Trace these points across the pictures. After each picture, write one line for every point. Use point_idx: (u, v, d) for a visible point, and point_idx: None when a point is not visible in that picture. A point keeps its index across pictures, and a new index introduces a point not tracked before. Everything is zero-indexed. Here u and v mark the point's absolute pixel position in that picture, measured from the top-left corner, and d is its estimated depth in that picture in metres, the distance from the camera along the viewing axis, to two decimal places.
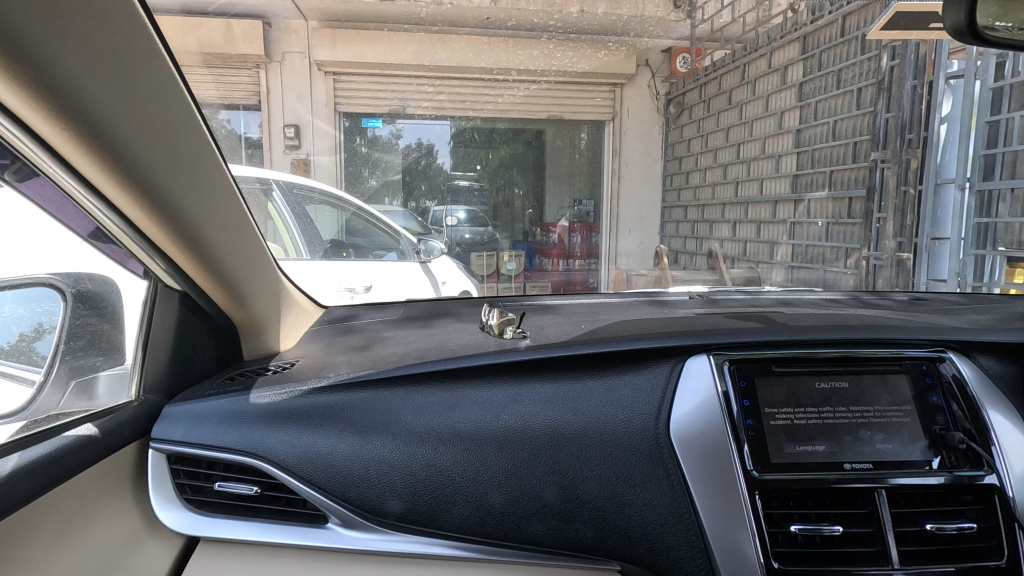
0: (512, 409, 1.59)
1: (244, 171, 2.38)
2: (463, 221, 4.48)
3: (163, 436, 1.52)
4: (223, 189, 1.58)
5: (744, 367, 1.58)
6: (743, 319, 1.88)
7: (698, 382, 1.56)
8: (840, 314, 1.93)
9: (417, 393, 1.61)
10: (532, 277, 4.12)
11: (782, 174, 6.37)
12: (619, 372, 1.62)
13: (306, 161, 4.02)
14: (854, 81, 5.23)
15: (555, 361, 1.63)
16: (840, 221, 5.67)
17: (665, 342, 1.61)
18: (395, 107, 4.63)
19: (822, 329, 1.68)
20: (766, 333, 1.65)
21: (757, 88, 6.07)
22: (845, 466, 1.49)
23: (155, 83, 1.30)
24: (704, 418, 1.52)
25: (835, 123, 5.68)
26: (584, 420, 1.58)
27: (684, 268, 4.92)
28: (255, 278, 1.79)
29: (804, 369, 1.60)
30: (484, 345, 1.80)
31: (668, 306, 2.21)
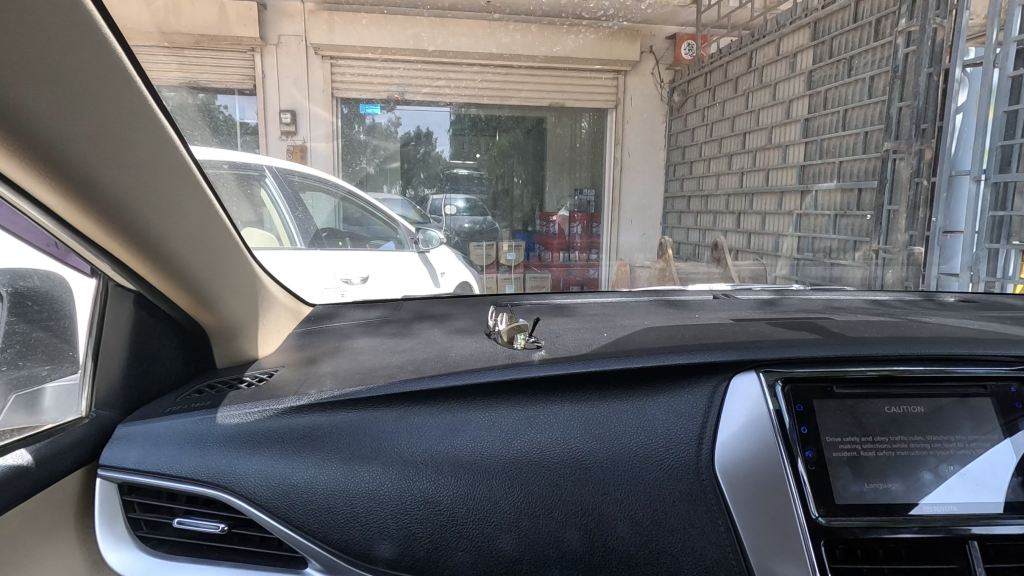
0: (527, 434, 1.48)
1: (214, 152, 2.13)
2: (462, 210, 4.32)
3: (112, 462, 1.42)
4: (189, 197, 1.50)
5: (798, 391, 1.45)
6: (763, 329, 1.75)
7: (749, 399, 1.44)
8: (880, 323, 1.80)
9: (416, 414, 1.51)
10: (532, 268, 4.03)
11: (789, 165, 6.09)
12: (650, 391, 1.52)
13: (303, 147, 3.81)
14: (866, 68, 5.22)
15: (574, 379, 1.53)
16: (846, 213, 5.43)
17: (702, 355, 1.51)
18: (394, 93, 4.27)
19: (851, 343, 1.55)
20: (794, 348, 1.52)
21: (763, 77, 5.86)
22: (925, 511, 1.36)
23: (100, 81, 1.21)
24: (744, 441, 1.40)
25: (846, 112, 5.56)
26: (605, 445, 1.47)
27: (689, 260, 4.83)
28: (224, 280, 1.69)
29: (870, 392, 1.48)
30: (488, 358, 1.67)
31: (689, 309, 2.09)
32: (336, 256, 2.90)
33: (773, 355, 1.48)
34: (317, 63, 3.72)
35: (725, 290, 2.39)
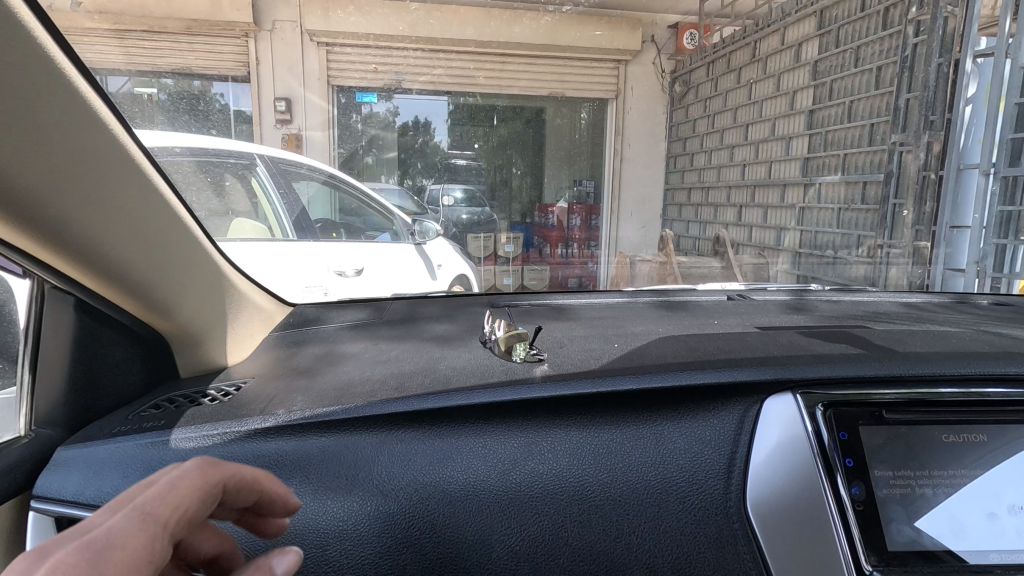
0: (533, 460, 1.31)
1: (171, 135, 2.02)
2: (460, 200, 4.25)
3: (48, 491, 1.21)
4: (151, 205, 1.36)
5: (840, 415, 1.24)
6: (787, 343, 1.57)
7: (780, 423, 1.26)
8: (918, 334, 1.64)
9: (405, 438, 1.33)
10: (530, 260, 3.93)
11: (793, 157, 5.91)
12: (667, 413, 1.35)
13: (299, 136, 3.76)
14: (873, 58, 5.06)
15: (585, 399, 1.36)
16: (851, 206, 5.34)
17: (723, 374, 1.35)
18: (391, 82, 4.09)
19: (885, 359, 1.37)
20: (823, 365, 1.34)
21: (767, 66, 5.90)
22: (995, 561, 1.16)
23: (26, 79, 1.02)
24: (776, 471, 1.22)
25: (851, 104, 5.31)
26: (621, 471, 1.30)
27: (689, 253, 4.75)
28: (183, 287, 1.50)
29: (923, 416, 1.26)
30: (482, 374, 1.48)
31: (703, 316, 1.93)
32: (325, 249, 2.74)
33: (795, 373, 1.31)
34: (314, 50, 3.55)
35: (739, 291, 2.27)
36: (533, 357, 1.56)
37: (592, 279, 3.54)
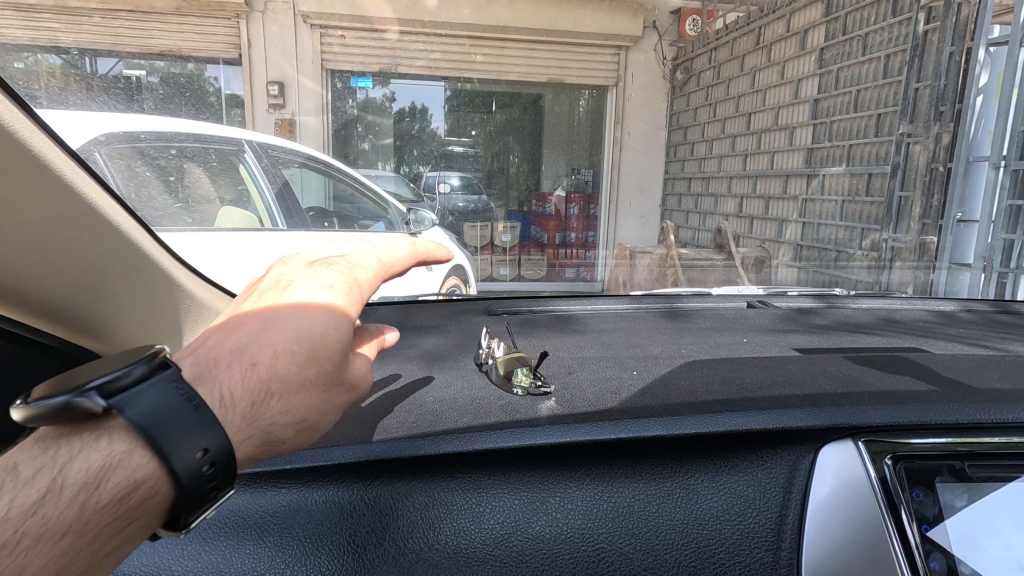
0: (536, 522, 1.05)
1: (130, 120, 1.91)
2: (456, 188, 4.29)
3: None
4: (89, 226, 1.29)
5: (913, 472, 1.01)
6: (832, 374, 1.36)
7: (839, 473, 1.03)
8: (972, 362, 1.44)
9: (370, 494, 1.08)
10: (527, 251, 3.81)
11: (794, 147, 5.80)
12: (696, 464, 1.12)
13: (291, 121, 3.69)
14: (881, 46, 4.87)
15: (598, 444, 1.12)
16: (856, 198, 5.18)
17: (767, 417, 1.14)
18: (387, 67, 3.75)
19: (947, 401, 1.16)
20: (892, 407, 1.13)
21: (772, 53, 5.79)
22: None
23: None
24: (833, 536, 0.97)
25: (858, 93, 5.11)
26: (646, 537, 1.04)
27: (687, 245, 4.64)
28: (116, 305, 1.41)
29: (1010, 466, 1.03)
30: (477, 413, 1.24)
31: (722, 331, 1.75)
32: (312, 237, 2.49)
33: (857, 419, 1.10)
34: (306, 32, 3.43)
35: (758, 296, 2.10)
36: (536, 386, 1.33)
37: (594, 273, 3.42)
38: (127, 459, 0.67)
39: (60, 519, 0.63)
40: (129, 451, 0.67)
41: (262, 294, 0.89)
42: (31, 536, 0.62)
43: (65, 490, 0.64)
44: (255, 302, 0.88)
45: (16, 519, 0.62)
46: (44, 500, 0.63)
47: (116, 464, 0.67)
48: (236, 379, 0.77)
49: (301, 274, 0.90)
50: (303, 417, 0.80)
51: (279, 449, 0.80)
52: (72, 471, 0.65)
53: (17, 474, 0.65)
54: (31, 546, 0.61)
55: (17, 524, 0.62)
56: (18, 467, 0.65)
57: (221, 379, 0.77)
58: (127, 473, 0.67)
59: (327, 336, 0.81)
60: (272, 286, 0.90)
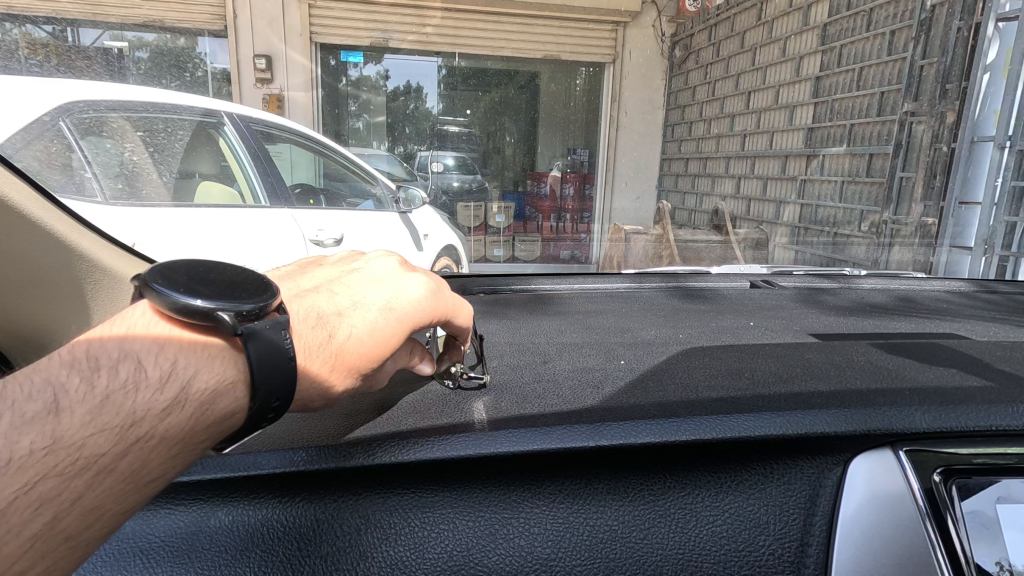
0: (495, 549, 0.85)
1: (98, 89, 1.71)
2: (451, 167, 4.09)
3: None
4: None
5: (966, 488, 0.85)
6: (856, 364, 1.21)
7: (875, 491, 0.86)
8: (1012, 354, 1.28)
9: (290, 516, 0.84)
10: (520, 230, 3.66)
11: (794, 127, 5.66)
12: (688, 480, 0.91)
13: (281, 96, 3.42)
14: (886, 22, 4.73)
15: (574, 455, 0.90)
16: (856, 179, 5.07)
17: (784, 421, 0.94)
18: (378, 41, 3.81)
19: (999, 400, 0.99)
20: (936, 407, 0.96)
21: (774, 30, 5.70)
22: None
23: None
24: (863, 566, 0.82)
25: (861, 70, 4.96)
26: (628, 568, 0.85)
27: (684, 225, 4.50)
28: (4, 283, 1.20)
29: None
30: (444, 412, 1.05)
31: (726, 318, 1.61)
32: (311, 213, 2.43)
33: (897, 422, 0.91)
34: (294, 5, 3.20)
35: (763, 276, 2.00)
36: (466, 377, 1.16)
37: (591, 254, 3.29)
38: (235, 385, 0.66)
39: (180, 427, 0.61)
40: (237, 381, 0.66)
41: (354, 276, 0.91)
42: (157, 437, 0.59)
43: (186, 401, 0.61)
44: (346, 280, 0.90)
45: (149, 418, 0.59)
46: (171, 403, 0.60)
47: (226, 388, 0.65)
48: (314, 342, 0.76)
49: (396, 273, 0.94)
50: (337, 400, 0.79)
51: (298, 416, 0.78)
52: (194, 383, 0.62)
53: (144, 367, 0.61)
54: (155, 446, 0.59)
55: (151, 420, 0.59)
56: (142, 360, 0.62)
57: (301, 334, 0.76)
58: (233, 402, 0.65)
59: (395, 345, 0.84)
60: (367, 271, 0.93)
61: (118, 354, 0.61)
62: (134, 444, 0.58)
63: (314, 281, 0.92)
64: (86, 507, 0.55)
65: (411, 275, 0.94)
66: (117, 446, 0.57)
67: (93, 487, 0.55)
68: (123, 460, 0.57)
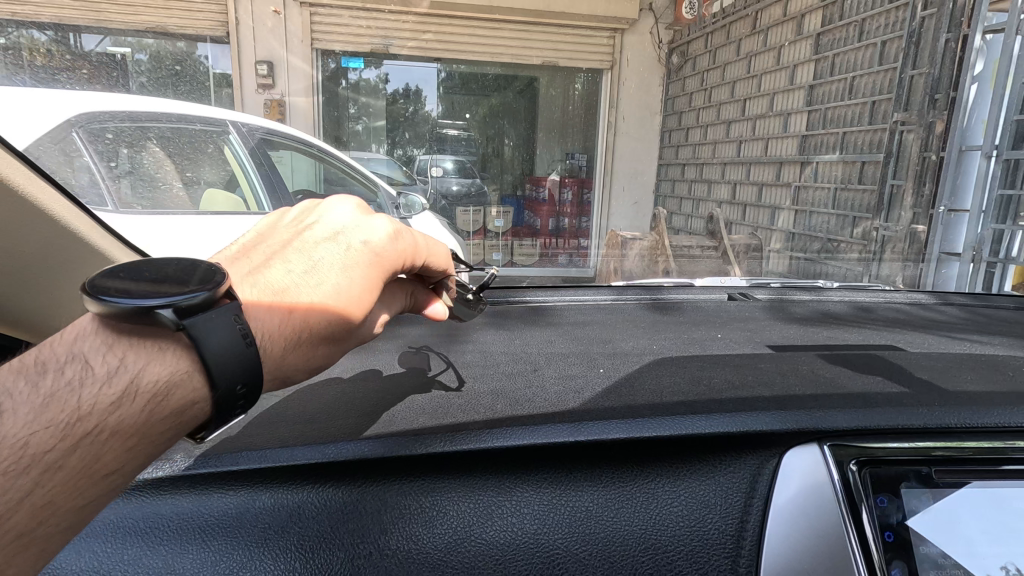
0: (493, 525, 0.91)
1: (109, 100, 1.78)
2: (449, 171, 3.98)
3: None
4: (28, 212, 1.28)
5: (876, 477, 0.91)
6: (812, 371, 1.30)
7: (808, 480, 0.92)
8: (959, 364, 1.36)
9: (319, 498, 0.92)
10: (519, 236, 3.70)
11: (789, 135, 5.76)
12: (679, 470, 0.99)
13: (282, 101, 3.29)
14: (877, 32, 4.82)
15: (563, 447, 1.00)
16: (848, 186, 5.16)
17: (729, 421, 1.03)
18: (378, 46, 3.78)
19: (928, 404, 1.08)
20: (870, 409, 1.05)
21: (769, 39, 5.82)
22: None
23: None
24: (802, 549, 0.86)
25: (853, 79, 5.05)
26: (607, 544, 0.90)
27: (680, 231, 4.55)
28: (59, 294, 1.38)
29: (992, 464, 0.94)
30: (425, 412, 1.13)
31: (699, 329, 1.69)
32: None
33: (822, 423, 1.00)
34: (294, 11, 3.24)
35: (741, 288, 2.07)
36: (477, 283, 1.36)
37: (585, 259, 3.37)
38: (188, 376, 0.67)
39: (133, 419, 0.63)
40: (192, 372, 0.67)
41: (310, 235, 0.91)
42: (104, 432, 0.62)
43: (136, 394, 0.64)
44: (302, 241, 0.90)
45: (95, 412, 0.62)
46: (118, 398, 0.63)
47: (179, 380, 0.67)
48: (275, 323, 0.77)
49: (347, 220, 0.92)
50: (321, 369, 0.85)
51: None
52: (146, 377, 0.65)
53: (93, 364, 0.64)
54: (104, 440, 0.62)
55: (98, 415, 0.62)
56: (88, 359, 0.64)
57: (266, 310, 0.78)
58: (188, 393, 0.67)
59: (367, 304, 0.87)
60: (322, 224, 0.92)
61: (67, 356, 0.65)
62: (83, 439, 0.61)
63: (267, 249, 0.91)
64: (36, 502, 0.59)
65: (362, 220, 0.93)
66: (65, 441, 0.60)
67: (42, 482, 0.59)
68: (71, 455, 0.60)
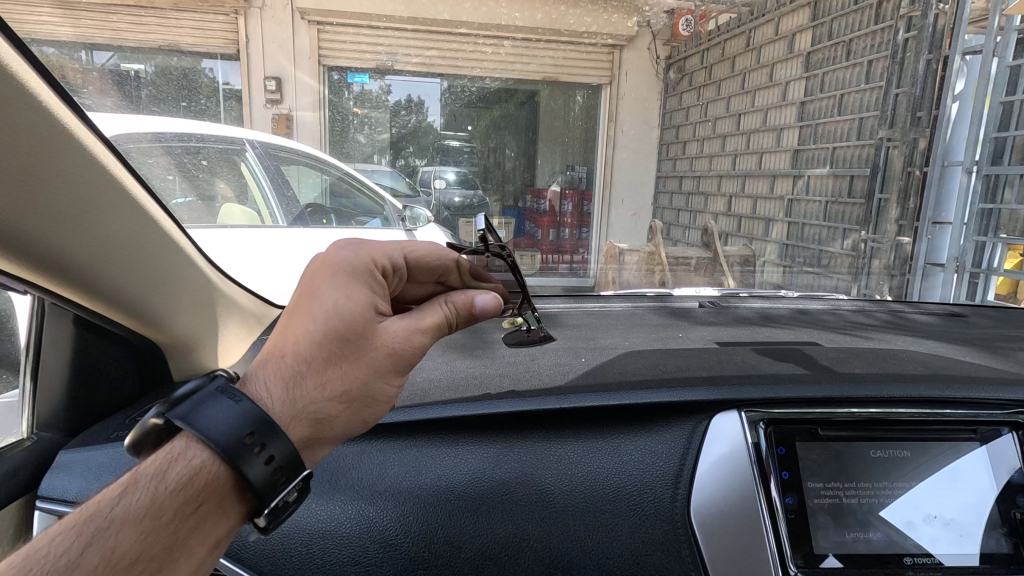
0: (493, 472, 1.17)
1: (133, 120, 1.53)
2: (453, 183, 3.70)
3: (51, 491, 1.11)
4: (145, 228, 1.21)
5: (779, 432, 1.16)
6: (762, 357, 1.49)
7: (731, 433, 1.15)
8: (888, 352, 1.55)
9: (366, 447, 1.19)
10: (521, 248, 3.65)
11: (783, 148, 5.98)
12: (640, 427, 1.21)
13: (290, 117, 3.11)
14: (864, 52, 5.04)
15: (547, 412, 1.22)
16: (839, 199, 5.35)
17: (673, 393, 1.22)
18: (382, 64, 3.52)
19: (845, 379, 1.28)
20: (797, 384, 1.25)
21: (762, 56, 6.01)
22: (904, 560, 1.10)
23: (33, 126, 0.97)
24: (719, 481, 1.11)
25: (842, 97, 5.30)
26: (579, 481, 1.17)
27: (677, 242, 4.70)
28: (178, 307, 1.33)
29: (858, 434, 1.18)
30: (420, 389, 1.33)
31: (674, 328, 1.87)
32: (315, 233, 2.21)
33: (744, 393, 1.19)
34: (303, 29, 2.94)
35: (713, 295, 2.25)
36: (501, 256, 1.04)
37: (583, 267, 3.54)
38: (186, 451, 0.72)
39: (138, 501, 0.66)
40: (186, 444, 0.72)
41: None
42: (114, 520, 0.64)
43: (139, 477, 0.68)
44: None
45: (106, 507, 0.65)
46: (124, 488, 0.67)
47: (176, 457, 0.71)
48: (273, 374, 0.81)
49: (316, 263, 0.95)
50: (345, 388, 0.83)
51: (334, 426, 0.83)
52: (142, 469, 0.69)
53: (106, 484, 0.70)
54: (115, 529, 0.64)
55: (106, 508, 0.65)
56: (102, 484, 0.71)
57: (264, 368, 0.81)
58: (186, 464, 0.70)
59: (347, 311, 0.84)
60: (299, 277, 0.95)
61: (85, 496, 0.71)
62: (96, 536, 0.63)
63: None
64: None
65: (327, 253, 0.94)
66: (80, 541, 0.63)
67: None
68: (88, 553, 0.62)
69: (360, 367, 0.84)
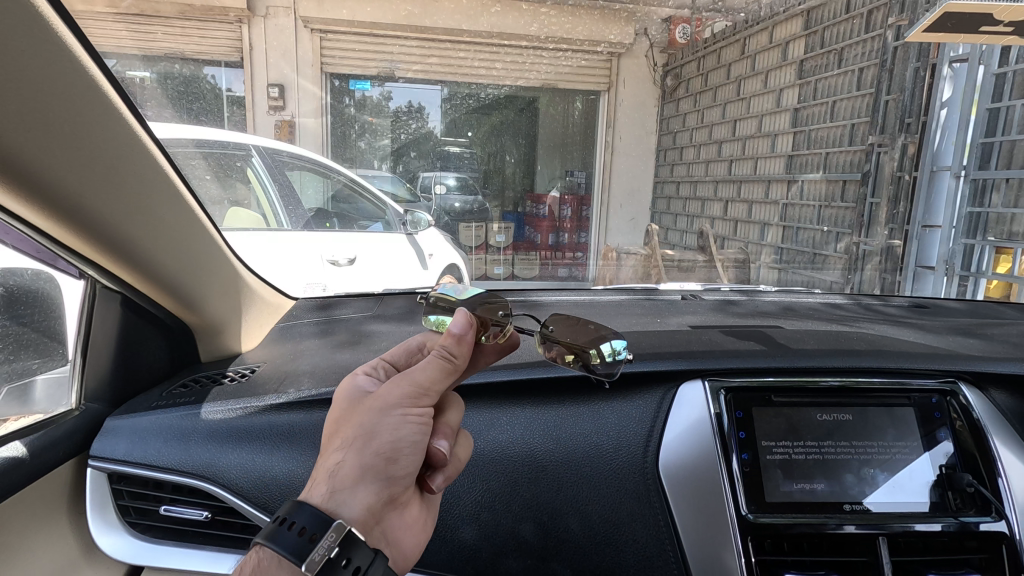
0: (484, 437, 1.30)
1: (178, 128, 1.64)
2: (452, 188, 3.88)
3: (102, 452, 1.26)
4: (193, 222, 1.35)
5: (738, 397, 1.29)
6: (729, 337, 1.60)
7: (696, 401, 1.29)
8: (847, 333, 1.66)
9: None
10: (521, 250, 3.77)
11: (777, 154, 6.24)
12: (617, 395, 1.34)
13: (292, 122, 3.12)
14: (856, 60, 5.14)
15: (535, 383, 1.34)
16: (831, 204, 5.54)
17: (647, 363, 1.35)
18: (383, 71, 3.59)
19: (801, 353, 1.39)
20: (756, 357, 1.36)
21: (756, 63, 6.20)
22: (845, 507, 1.22)
23: (109, 131, 1.10)
24: (686, 442, 1.25)
25: (833, 103, 5.48)
26: (563, 442, 1.29)
27: (675, 245, 4.76)
28: (211, 292, 1.47)
29: (807, 399, 1.31)
30: None
31: (659, 315, 1.96)
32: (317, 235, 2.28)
33: (710, 364, 1.33)
34: (305, 35, 3.08)
35: (697, 288, 2.34)
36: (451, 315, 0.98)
37: (580, 268, 3.64)
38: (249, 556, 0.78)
39: None
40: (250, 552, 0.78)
41: None
42: None
43: None
44: None
45: None
46: None
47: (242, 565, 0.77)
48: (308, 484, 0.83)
49: None
50: (346, 441, 0.79)
51: (359, 476, 0.77)
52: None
53: None
54: None
55: None
56: None
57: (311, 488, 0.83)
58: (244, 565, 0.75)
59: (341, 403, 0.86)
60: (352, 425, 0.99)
61: None
62: None
63: None
64: None
65: None
66: None
67: None
68: None
69: (356, 418, 0.81)
